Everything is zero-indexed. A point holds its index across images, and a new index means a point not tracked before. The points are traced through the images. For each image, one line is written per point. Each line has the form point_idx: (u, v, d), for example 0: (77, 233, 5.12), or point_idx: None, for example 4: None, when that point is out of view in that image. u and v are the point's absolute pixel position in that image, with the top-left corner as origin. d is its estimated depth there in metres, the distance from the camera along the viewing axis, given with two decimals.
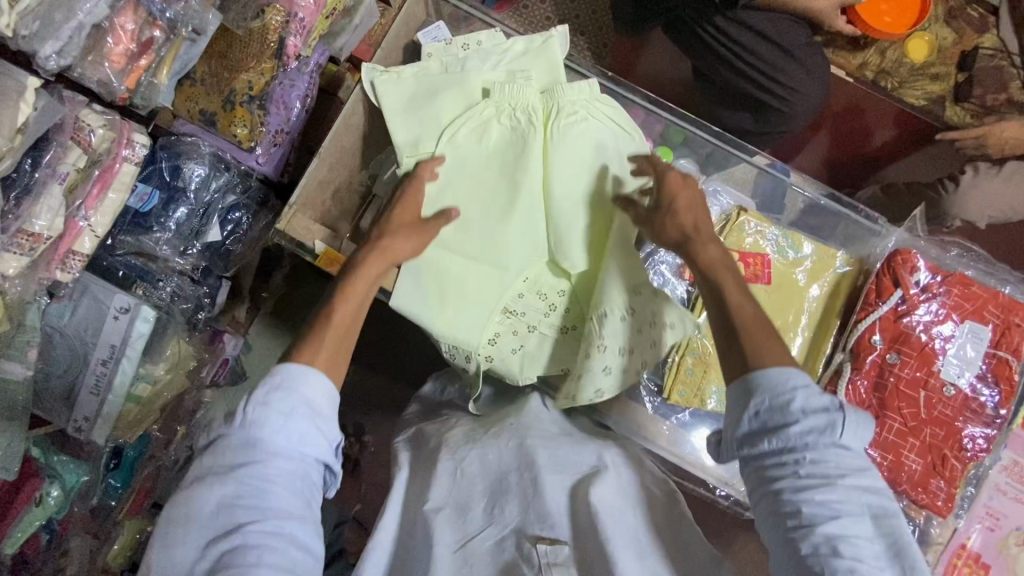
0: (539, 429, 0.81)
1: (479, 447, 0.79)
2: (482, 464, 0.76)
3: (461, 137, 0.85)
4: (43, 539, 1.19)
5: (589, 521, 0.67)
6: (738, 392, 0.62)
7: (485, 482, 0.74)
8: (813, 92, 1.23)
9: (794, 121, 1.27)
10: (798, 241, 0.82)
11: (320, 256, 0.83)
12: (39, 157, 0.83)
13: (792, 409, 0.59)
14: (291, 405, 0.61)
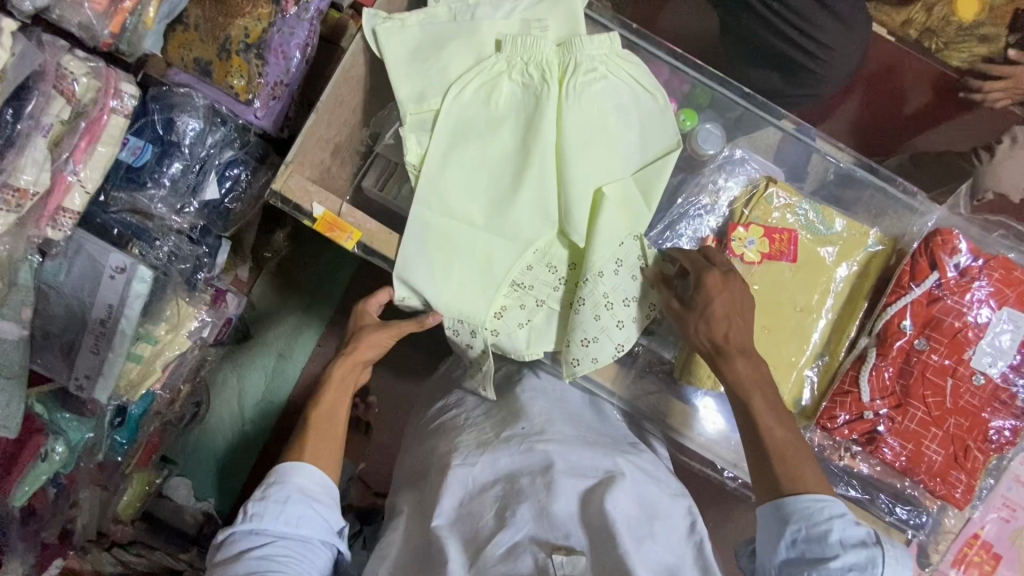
0: (554, 430, 0.81)
1: (490, 451, 0.79)
2: (494, 468, 0.78)
3: (469, 94, 0.78)
4: (50, 492, 1.23)
5: (601, 522, 0.69)
6: (773, 518, 0.66)
7: (496, 489, 0.75)
8: (849, 52, 1.13)
9: (826, 84, 1.18)
10: (828, 216, 0.78)
11: (317, 220, 0.78)
12: (20, 107, 0.78)
13: (827, 539, 0.62)
14: (287, 494, 0.71)
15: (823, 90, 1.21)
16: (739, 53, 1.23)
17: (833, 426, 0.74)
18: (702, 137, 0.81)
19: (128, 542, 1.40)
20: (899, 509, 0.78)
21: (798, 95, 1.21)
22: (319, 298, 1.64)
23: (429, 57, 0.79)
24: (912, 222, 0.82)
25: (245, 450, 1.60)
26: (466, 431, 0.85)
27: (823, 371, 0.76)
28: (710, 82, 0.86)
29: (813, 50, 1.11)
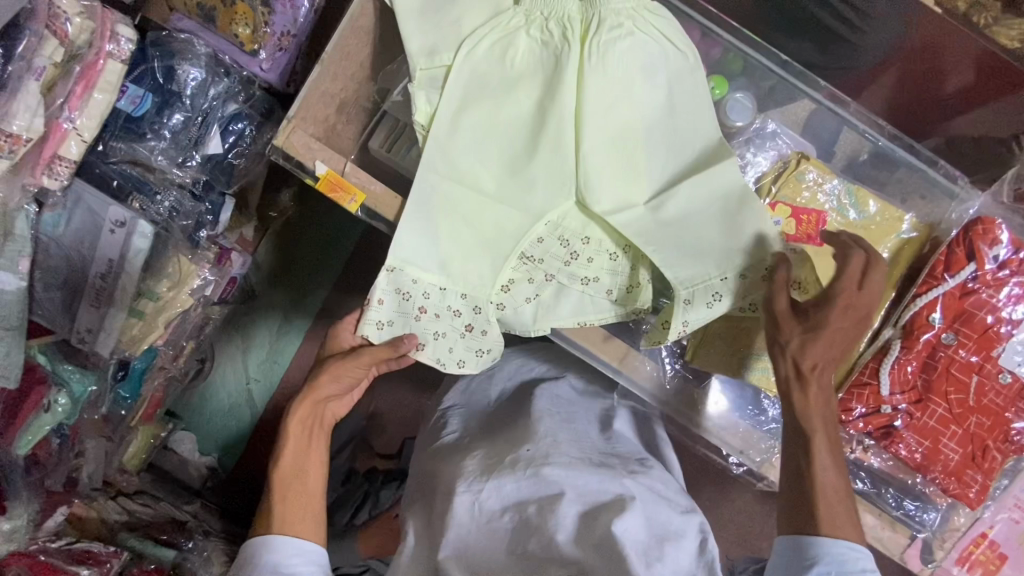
0: (557, 455, 0.84)
1: (497, 478, 0.81)
2: (501, 496, 0.80)
3: (485, 49, 0.73)
4: (54, 443, 1.20)
5: (608, 547, 0.71)
6: (802, 557, 0.64)
7: (506, 515, 0.79)
8: (891, 23, 1.05)
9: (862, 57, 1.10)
10: (862, 199, 0.73)
11: (321, 179, 0.75)
12: (11, 46, 0.73)
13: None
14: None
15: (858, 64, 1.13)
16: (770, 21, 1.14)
17: (848, 419, 0.70)
18: (731, 108, 0.77)
19: (134, 492, 1.43)
20: (908, 505, 0.76)
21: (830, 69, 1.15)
22: (324, 262, 1.62)
23: (443, 7, 0.73)
24: (950, 207, 0.77)
25: (248, 409, 1.63)
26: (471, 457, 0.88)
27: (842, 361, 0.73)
28: (744, 47, 0.81)
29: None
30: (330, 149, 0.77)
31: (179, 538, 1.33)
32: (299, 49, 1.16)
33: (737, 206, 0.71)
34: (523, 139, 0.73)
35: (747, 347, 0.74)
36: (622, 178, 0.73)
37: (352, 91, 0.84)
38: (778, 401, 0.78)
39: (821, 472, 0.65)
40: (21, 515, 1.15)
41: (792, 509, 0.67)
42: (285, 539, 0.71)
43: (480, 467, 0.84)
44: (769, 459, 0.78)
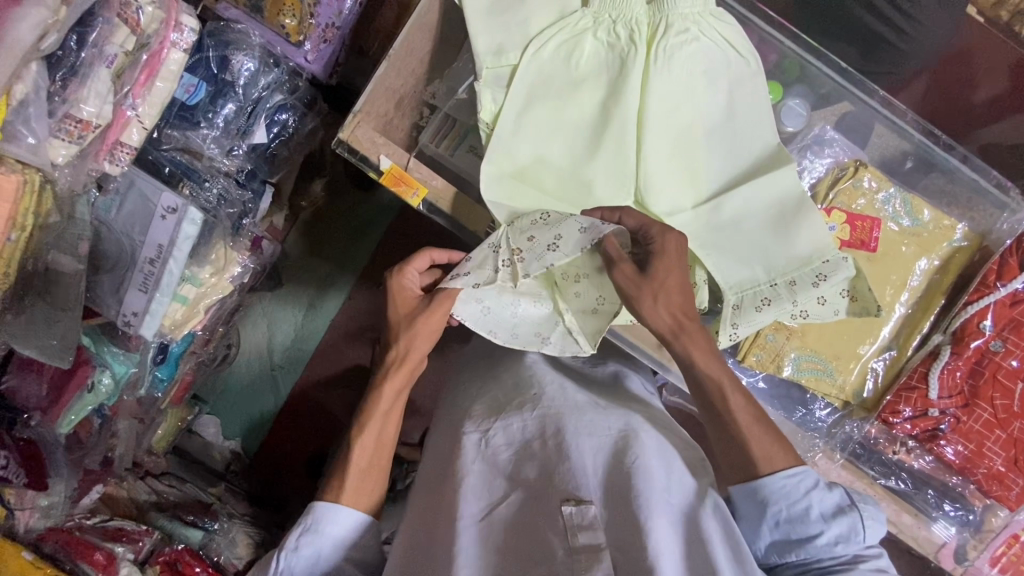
0: (565, 397, 0.79)
1: (502, 419, 0.78)
2: (507, 435, 0.76)
3: (551, 50, 0.74)
4: (96, 422, 1.23)
5: (620, 486, 0.66)
6: (749, 497, 0.64)
7: (509, 451, 0.74)
8: (938, 29, 1.06)
9: (907, 62, 1.12)
10: (916, 208, 0.75)
11: (384, 173, 0.76)
12: (84, 34, 0.75)
13: (808, 516, 0.61)
14: (321, 547, 0.68)
15: (901, 69, 1.14)
16: (812, 22, 1.15)
17: (895, 420, 0.73)
18: (785, 113, 0.78)
19: (160, 473, 1.45)
20: (946, 507, 0.78)
21: (875, 71, 1.15)
22: (351, 252, 1.63)
23: (511, 8, 0.75)
24: (999, 219, 0.77)
25: (273, 395, 1.65)
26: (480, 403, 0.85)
27: (888, 365, 0.75)
28: (802, 52, 0.82)
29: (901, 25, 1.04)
30: (393, 144, 0.79)
31: (204, 518, 1.35)
32: (342, 42, 1.19)
33: (792, 212, 0.73)
34: (586, 138, 0.75)
35: (799, 346, 0.75)
36: (681, 180, 0.75)
37: (411, 86, 0.86)
38: (825, 405, 0.79)
39: (728, 414, 0.66)
40: (59, 492, 1.14)
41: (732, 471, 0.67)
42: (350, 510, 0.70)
43: (486, 411, 0.82)
44: (817, 453, 0.77)
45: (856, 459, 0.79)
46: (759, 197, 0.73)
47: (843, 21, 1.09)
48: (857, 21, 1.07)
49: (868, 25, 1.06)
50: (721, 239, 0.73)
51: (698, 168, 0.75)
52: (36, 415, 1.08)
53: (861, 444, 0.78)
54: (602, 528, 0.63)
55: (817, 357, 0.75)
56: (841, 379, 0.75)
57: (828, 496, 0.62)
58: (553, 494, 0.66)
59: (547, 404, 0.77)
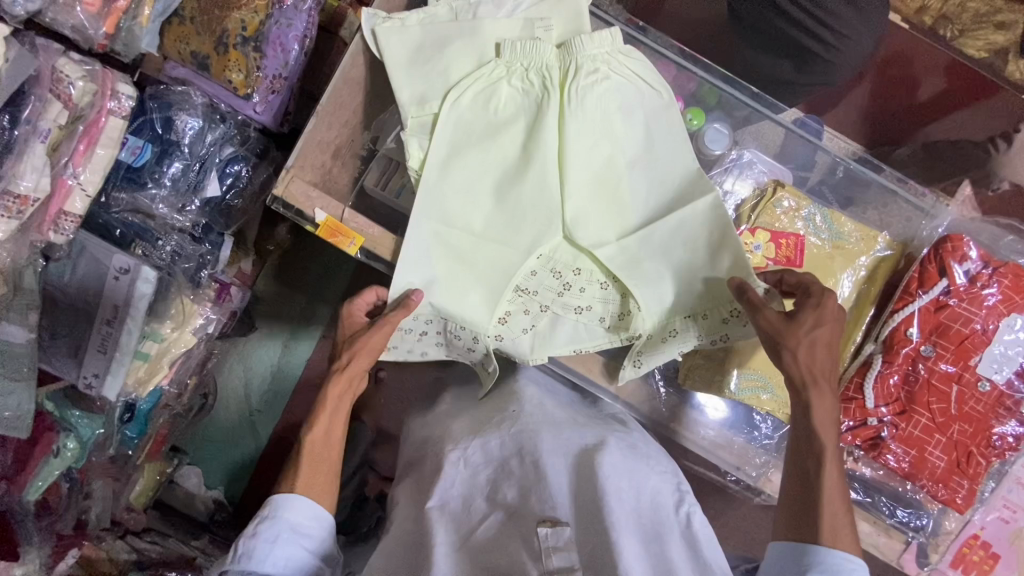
0: (542, 414, 0.82)
1: (481, 436, 0.80)
2: (485, 453, 0.78)
3: (468, 99, 0.77)
4: (64, 486, 1.22)
5: (591, 496, 0.67)
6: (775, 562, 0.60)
7: (487, 471, 0.75)
8: (863, 41, 1.06)
9: (838, 73, 1.12)
10: (837, 220, 0.77)
11: (320, 225, 0.78)
12: (17, 113, 0.76)
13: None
14: (278, 531, 0.69)
15: (835, 80, 1.14)
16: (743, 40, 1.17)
17: (837, 432, 0.74)
18: (709, 137, 0.80)
19: (142, 529, 1.41)
20: (900, 511, 0.79)
21: (812, 83, 1.15)
22: (318, 293, 1.63)
23: (429, 59, 0.77)
24: (923, 224, 0.81)
25: (253, 440, 1.64)
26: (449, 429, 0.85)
27: (828, 376, 0.75)
28: (717, 80, 0.85)
29: (824, 37, 1.05)
30: (328, 196, 0.80)
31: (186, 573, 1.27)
32: (292, 89, 1.18)
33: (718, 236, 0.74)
34: (512, 179, 0.78)
35: (738, 364, 0.76)
36: (605, 213, 0.78)
37: (347, 137, 0.88)
38: (769, 420, 0.80)
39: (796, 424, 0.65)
40: None
41: (799, 509, 0.62)
42: (305, 500, 0.71)
43: (466, 430, 0.83)
44: (766, 471, 0.79)
45: None
46: (684, 227, 0.75)
47: (770, 36, 1.11)
48: (784, 36, 1.08)
49: (795, 39, 1.07)
50: (646, 268, 0.76)
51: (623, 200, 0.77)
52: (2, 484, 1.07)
53: None
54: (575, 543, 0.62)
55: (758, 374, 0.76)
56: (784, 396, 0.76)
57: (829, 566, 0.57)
58: (531, 517, 0.65)
59: (524, 421, 0.79)
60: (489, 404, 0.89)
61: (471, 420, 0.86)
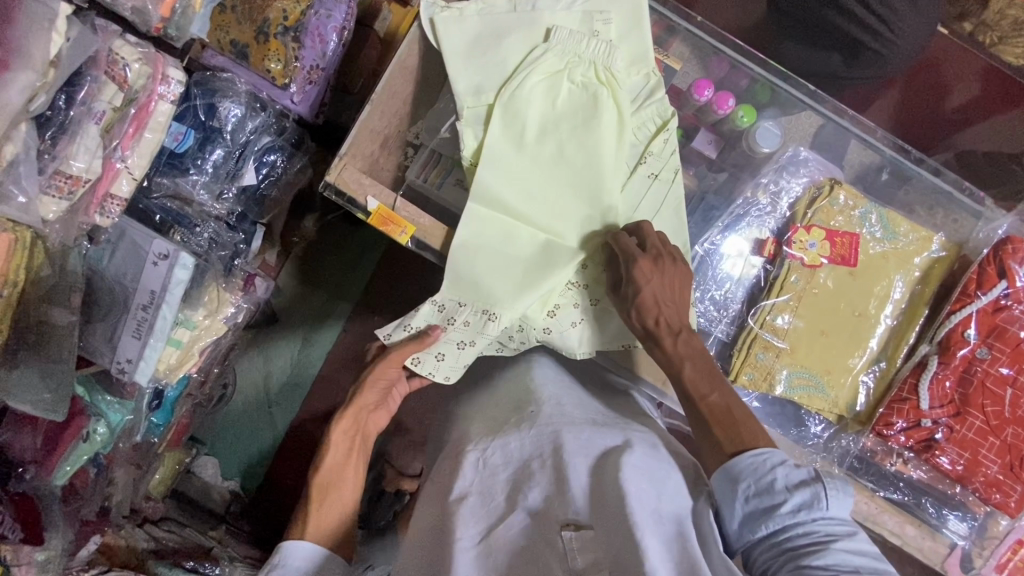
0: (566, 415, 0.77)
1: (503, 436, 0.76)
2: (506, 454, 0.74)
3: (531, 89, 0.77)
4: (92, 471, 1.21)
5: (616, 503, 0.62)
6: (725, 482, 0.63)
7: (507, 470, 0.72)
8: (913, 38, 1.06)
9: (888, 66, 1.11)
10: (893, 221, 0.76)
11: (372, 214, 0.77)
12: (74, 93, 0.77)
13: (774, 487, 0.60)
14: None
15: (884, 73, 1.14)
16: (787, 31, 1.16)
17: (889, 432, 0.73)
18: (760, 135, 0.81)
19: (159, 519, 1.43)
20: (946, 514, 0.78)
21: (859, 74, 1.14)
22: (343, 285, 1.62)
23: (488, 50, 0.78)
24: (976, 227, 0.80)
25: (271, 430, 1.62)
26: (486, 420, 0.84)
27: (879, 377, 0.76)
28: (772, 78, 0.86)
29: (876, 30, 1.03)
30: (379, 185, 0.80)
31: (205, 563, 1.32)
32: (328, 82, 1.18)
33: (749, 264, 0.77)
34: (562, 167, 0.77)
35: (790, 364, 0.75)
36: (651, 211, 0.78)
37: (396, 125, 0.87)
38: (819, 419, 0.78)
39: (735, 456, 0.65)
40: (55, 546, 1.12)
41: None
42: (306, 547, 0.64)
43: (486, 429, 0.79)
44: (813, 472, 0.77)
45: (856, 472, 0.79)
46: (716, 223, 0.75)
47: (818, 26, 1.10)
48: (835, 29, 1.07)
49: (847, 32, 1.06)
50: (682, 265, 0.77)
51: (667, 198, 0.78)
52: (32, 467, 1.06)
53: (858, 456, 0.78)
54: (598, 546, 0.61)
55: (810, 374, 0.75)
56: (830, 398, 0.75)
57: (796, 471, 0.61)
58: (552, 519, 0.64)
59: (544, 422, 0.76)
60: (510, 400, 0.85)
61: (493, 417, 0.82)
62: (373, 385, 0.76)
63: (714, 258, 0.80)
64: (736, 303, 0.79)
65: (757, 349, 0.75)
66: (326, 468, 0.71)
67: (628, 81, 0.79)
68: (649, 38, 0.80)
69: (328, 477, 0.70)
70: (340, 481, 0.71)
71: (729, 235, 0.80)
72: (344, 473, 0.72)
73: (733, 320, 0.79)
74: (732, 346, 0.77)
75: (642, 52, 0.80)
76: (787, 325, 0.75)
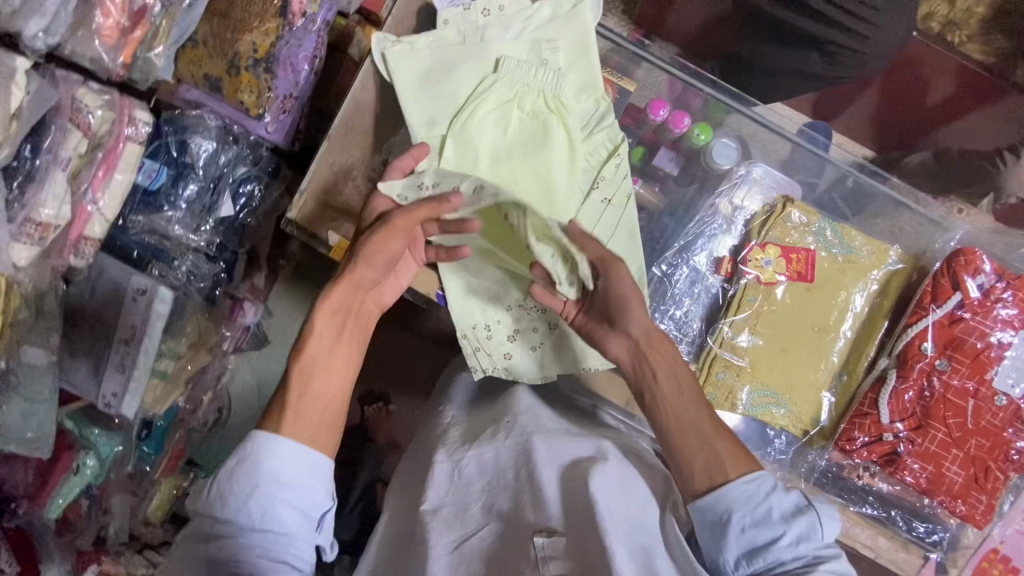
0: (543, 422, 0.77)
1: (476, 447, 0.76)
2: (479, 464, 0.74)
3: (482, 120, 0.79)
4: (84, 503, 1.25)
5: (585, 514, 0.63)
6: (713, 517, 0.62)
7: (482, 481, 0.72)
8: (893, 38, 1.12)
9: (869, 64, 1.15)
10: (847, 235, 0.77)
11: (334, 247, 0.80)
12: (37, 142, 0.80)
13: (770, 518, 0.60)
14: (256, 483, 0.59)
15: (867, 71, 1.18)
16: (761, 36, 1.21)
17: (852, 448, 0.73)
18: (718, 151, 0.82)
19: (160, 544, 1.39)
20: (917, 527, 0.77)
21: (841, 75, 1.19)
22: None
23: (439, 82, 0.79)
24: (934, 237, 0.80)
25: None
26: None
27: (840, 393, 0.76)
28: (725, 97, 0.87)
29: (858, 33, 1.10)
30: (340, 218, 0.82)
31: None
32: (301, 110, 1.19)
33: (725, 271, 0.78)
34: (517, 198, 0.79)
35: (752, 382, 0.75)
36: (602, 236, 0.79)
37: None
38: (783, 436, 0.78)
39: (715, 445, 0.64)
40: None
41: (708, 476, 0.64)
42: (294, 446, 0.61)
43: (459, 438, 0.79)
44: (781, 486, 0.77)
45: (823, 487, 0.78)
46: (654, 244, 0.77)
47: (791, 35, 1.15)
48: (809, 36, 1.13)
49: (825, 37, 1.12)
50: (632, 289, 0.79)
51: (617, 222, 0.79)
52: (25, 502, 1.16)
53: (824, 472, 0.78)
54: (569, 555, 0.62)
55: (773, 393, 0.75)
56: (796, 413, 0.75)
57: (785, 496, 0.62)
58: (526, 528, 0.65)
59: (520, 429, 0.75)
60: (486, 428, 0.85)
61: None
62: (372, 259, 0.70)
63: (674, 280, 0.80)
64: (696, 322, 0.79)
65: (718, 371, 0.75)
66: (310, 352, 0.66)
67: (577, 106, 0.80)
68: (597, 64, 0.80)
69: (313, 358, 0.66)
70: (324, 364, 0.66)
71: (688, 259, 0.80)
72: (335, 355, 0.68)
73: (694, 342, 0.78)
74: (694, 363, 0.77)
75: (590, 77, 0.80)
76: (748, 344, 0.75)
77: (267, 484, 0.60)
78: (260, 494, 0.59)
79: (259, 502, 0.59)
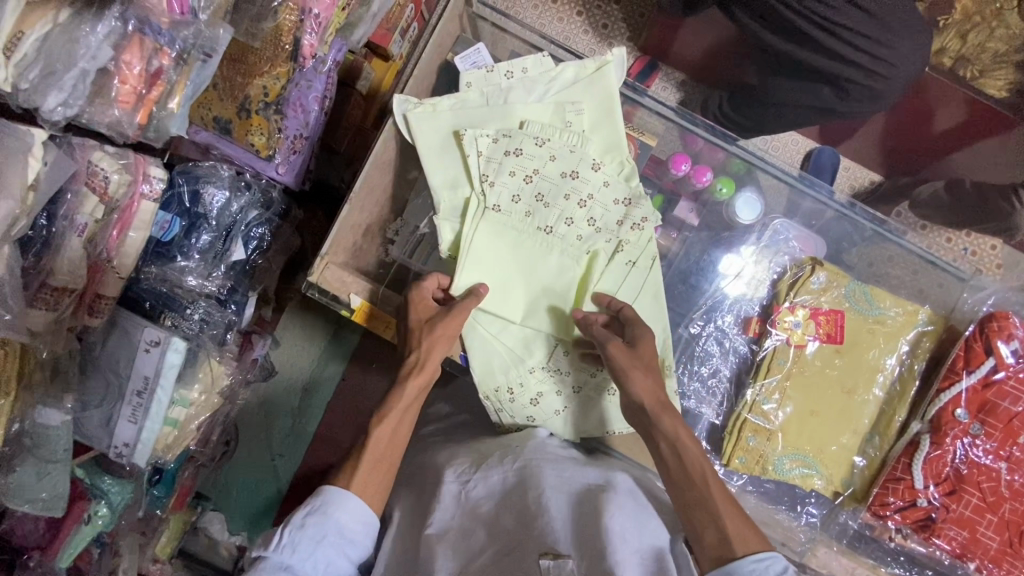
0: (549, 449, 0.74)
1: (484, 468, 0.72)
2: (487, 485, 0.70)
3: (508, 182, 0.79)
4: (94, 552, 1.19)
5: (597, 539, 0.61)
6: None
7: (490, 503, 0.68)
8: (906, 69, 1.10)
9: (883, 99, 1.14)
10: (877, 296, 0.78)
11: (356, 310, 0.78)
12: (55, 210, 0.78)
13: None
14: (325, 533, 0.60)
15: (880, 105, 1.16)
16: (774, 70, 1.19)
17: (885, 513, 0.74)
18: (742, 207, 0.83)
19: None
20: None
21: (854, 108, 1.17)
22: None
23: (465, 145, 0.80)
24: (964, 295, 0.82)
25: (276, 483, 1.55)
26: None
27: (870, 459, 0.77)
28: (749, 155, 0.86)
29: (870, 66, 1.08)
30: (362, 279, 0.80)
31: None
32: (311, 149, 1.19)
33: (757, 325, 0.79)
34: (544, 258, 0.80)
35: (781, 446, 0.75)
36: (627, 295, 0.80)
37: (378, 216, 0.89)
38: (819, 502, 0.79)
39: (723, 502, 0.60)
40: None
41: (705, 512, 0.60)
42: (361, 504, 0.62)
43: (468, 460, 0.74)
44: (812, 546, 0.76)
45: (855, 548, 0.78)
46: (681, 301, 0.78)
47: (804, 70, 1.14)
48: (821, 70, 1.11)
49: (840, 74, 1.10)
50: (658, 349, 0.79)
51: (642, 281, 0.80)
52: (35, 554, 1.07)
53: (856, 534, 0.78)
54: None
55: (804, 456, 0.75)
56: (827, 474, 0.75)
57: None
58: (531, 547, 0.62)
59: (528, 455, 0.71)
60: None
61: None
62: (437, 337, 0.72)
63: (700, 341, 0.81)
64: (725, 381, 0.79)
65: (748, 435, 0.75)
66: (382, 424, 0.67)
67: (602, 167, 0.80)
68: (620, 126, 0.82)
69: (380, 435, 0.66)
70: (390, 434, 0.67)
71: (713, 320, 0.81)
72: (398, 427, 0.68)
73: (722, 403, 0.79)
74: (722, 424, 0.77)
75: (613, 138, 0.82)
76: (775, 409, 0.75)
77: (335, 534, 0.60)
78: (324, 549, 0.59)
79: (329, 548, 0.59)
